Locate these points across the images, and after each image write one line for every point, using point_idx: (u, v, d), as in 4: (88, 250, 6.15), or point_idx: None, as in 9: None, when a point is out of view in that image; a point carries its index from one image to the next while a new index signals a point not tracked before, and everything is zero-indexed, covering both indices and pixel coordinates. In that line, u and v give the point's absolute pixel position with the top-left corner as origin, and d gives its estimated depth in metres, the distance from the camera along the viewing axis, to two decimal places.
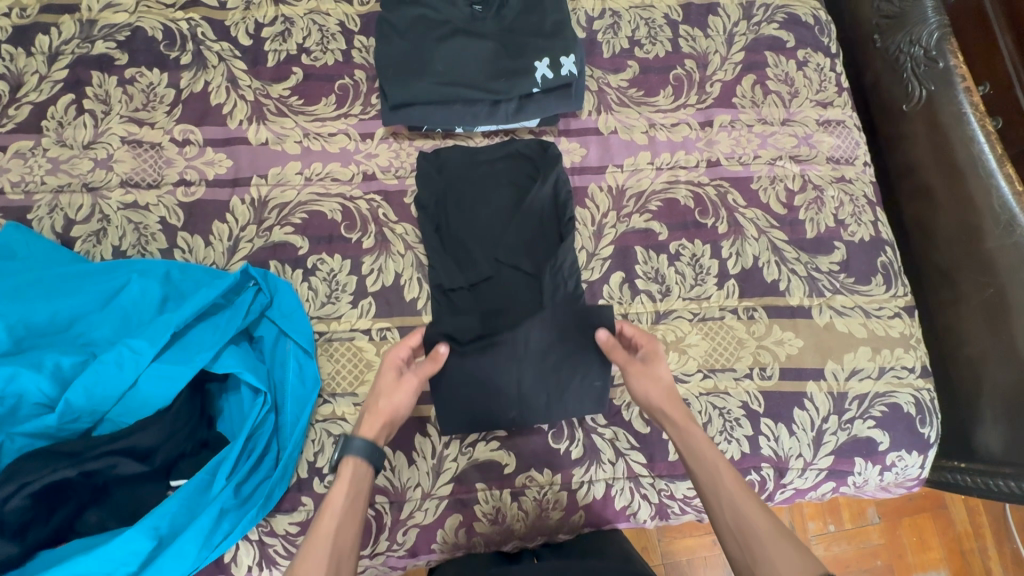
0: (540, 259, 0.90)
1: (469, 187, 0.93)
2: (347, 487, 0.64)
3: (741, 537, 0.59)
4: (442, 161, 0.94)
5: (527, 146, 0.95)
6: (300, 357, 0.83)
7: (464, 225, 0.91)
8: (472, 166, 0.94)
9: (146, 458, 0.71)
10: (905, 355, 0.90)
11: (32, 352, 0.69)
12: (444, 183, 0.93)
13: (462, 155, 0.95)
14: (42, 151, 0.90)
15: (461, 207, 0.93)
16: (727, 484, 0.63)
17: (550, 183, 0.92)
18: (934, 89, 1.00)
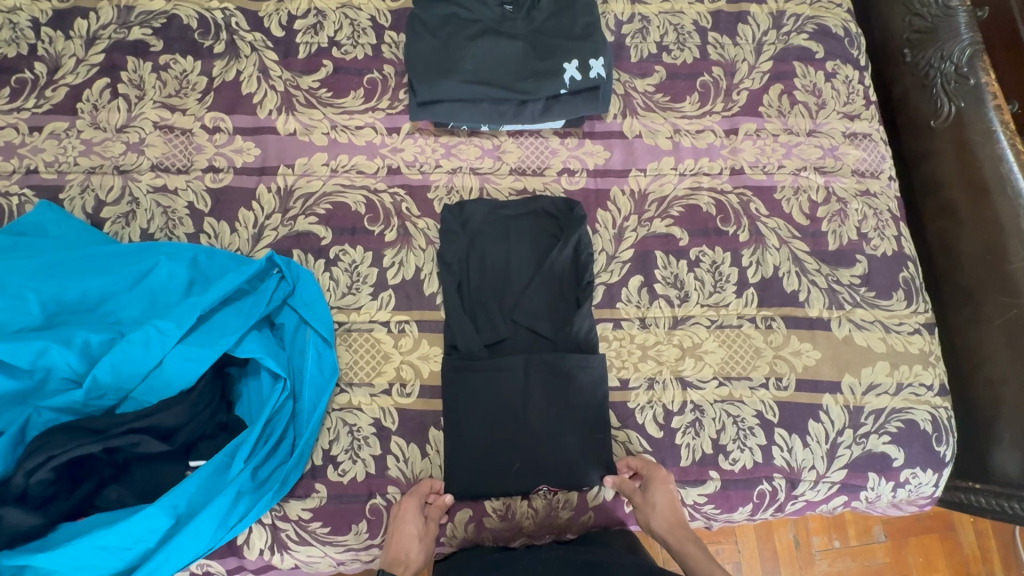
0: (558, 324, 0.89)
1: (490, 244, 0.92)
2: None
3: None
4: (466, 215, 0.92)
5: (553, 204, 0.93)
6: (319, 346, 0.84)
7: (482, 283, 0.90)
8: (496, 221, 0.93)
9: (168, 437, 0.72)
10: (924, 372, 0.90)
11: (62, 328, 0.70)
12: (467, 239, 0.91)
13: (486, 213, 0.92)
14: (76, 133, 0.92)
15: (483, 263, 0.91)
16: None
17: (572, 244, 0.90)
18: (964, 106, 0.99)
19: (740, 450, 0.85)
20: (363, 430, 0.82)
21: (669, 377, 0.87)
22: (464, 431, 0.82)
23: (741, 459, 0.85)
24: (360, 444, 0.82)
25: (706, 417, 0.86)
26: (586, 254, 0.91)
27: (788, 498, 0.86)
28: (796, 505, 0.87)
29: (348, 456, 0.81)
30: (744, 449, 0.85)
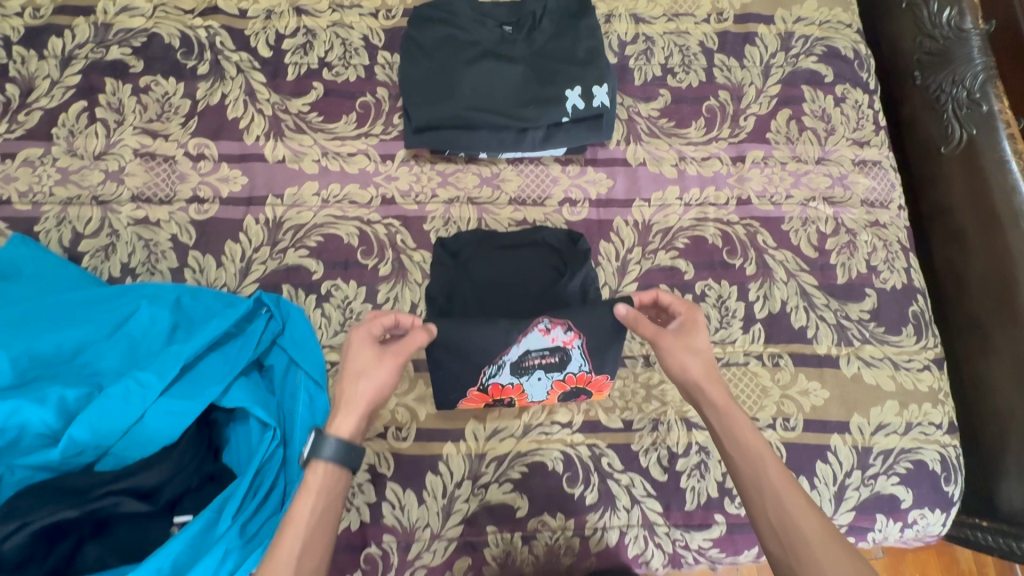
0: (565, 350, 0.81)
1: (485, 270, 0.87)
2: (313, 497, 0.63)
3: (782, 533, 0.61)
4: (458, 246, 0.88)
5: (555, 237, 0.89)
6: (311, 388, 0.79)
7: (478, 314, 0.85)
8: (491, 253, 0.88)
9: (150, 496, 0.68)
10: (933, 411, 0.88)
11: (36, 383, 0.66)
12: (459, 266, 0.87)
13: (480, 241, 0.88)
14: (51, 160, 0.87)
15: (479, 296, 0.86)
16: (779, 499, 0.63)
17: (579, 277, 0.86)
18: (976, 132, 0.96)
19: None
20: (357, 476, 0.80)
21: (674, 418, 0.85)
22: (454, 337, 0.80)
23: None
24: (355, 492, 0.80)
25: (711, 458, 0.84)
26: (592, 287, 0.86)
27: None
28: None
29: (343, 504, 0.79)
30: None
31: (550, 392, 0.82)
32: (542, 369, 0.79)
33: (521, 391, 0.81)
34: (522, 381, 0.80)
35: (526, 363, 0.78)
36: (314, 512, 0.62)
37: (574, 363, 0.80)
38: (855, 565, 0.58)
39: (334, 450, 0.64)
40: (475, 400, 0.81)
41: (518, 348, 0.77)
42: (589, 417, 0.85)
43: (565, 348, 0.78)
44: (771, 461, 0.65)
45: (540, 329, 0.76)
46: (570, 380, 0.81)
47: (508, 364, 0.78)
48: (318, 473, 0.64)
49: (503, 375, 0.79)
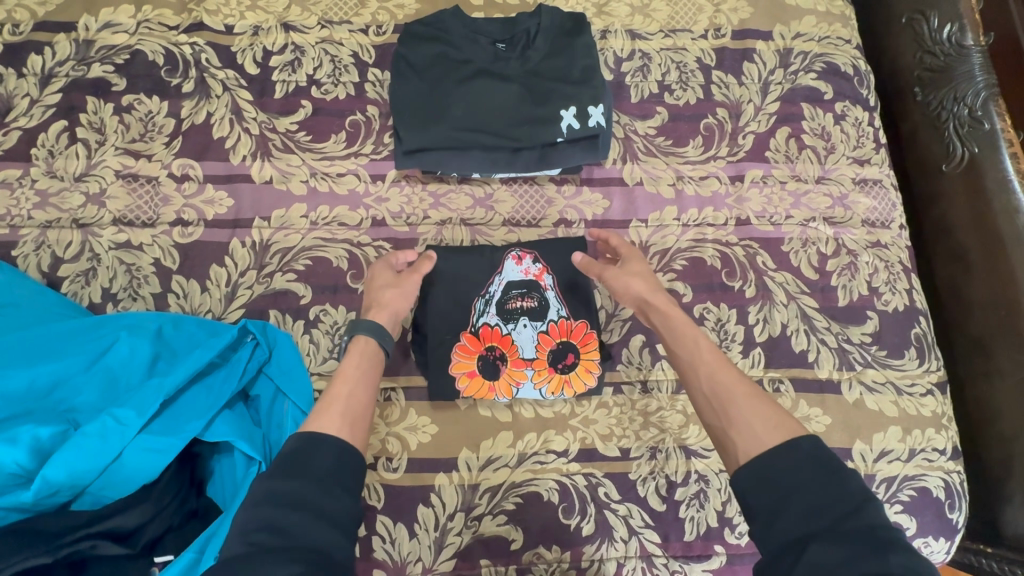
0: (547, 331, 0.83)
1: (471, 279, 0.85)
2: (358, 359, 0.66)
3: (716, 403, 0.60)
4: (450, 261, 0.85)
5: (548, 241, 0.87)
6: (299, 418, 0.76)
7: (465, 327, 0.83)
8: (483, 264, 0.85)
9: (128, 537, 0.65)
10: (936, 437, 0.86)
11: (9, 423, 0.64)
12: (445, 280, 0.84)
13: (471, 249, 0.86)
14: (30, 182, 0.84)
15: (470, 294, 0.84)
16: (712, 378, 0.61)
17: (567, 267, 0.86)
18: (977, 151, 0.95)
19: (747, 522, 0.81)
20: None
21: (673, 446, 0.83)
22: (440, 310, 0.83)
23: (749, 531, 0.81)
24: None
25: (711, 487, 0.82)
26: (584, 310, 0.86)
27: None
28: None
29: None
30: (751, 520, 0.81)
31: (537, 346, 0.83)
32: (525, 316, 0.84)
33: (510, 340, 0.83)
34: (509, 329, 0.83)
35: (509, 304, 0.84)
36: (358, 369, 0.65)
37: (553, 311, 0.84)
38: (780, 420, 0.56)
39: (372, 329, 0.69)
40: (468, 346, 0.82)
41: (500, 281, 0.85)
42: (586, 445, 0.82)
43: (541, 288, 0.85)
44: (705, 344, 0.64)
45: (514, 259, 0.85)
46: (554, 332, 0.84)
47: (494, 301, 0.84)
48: (357, 349, 0.67)
49: (491, 316, 0.84)
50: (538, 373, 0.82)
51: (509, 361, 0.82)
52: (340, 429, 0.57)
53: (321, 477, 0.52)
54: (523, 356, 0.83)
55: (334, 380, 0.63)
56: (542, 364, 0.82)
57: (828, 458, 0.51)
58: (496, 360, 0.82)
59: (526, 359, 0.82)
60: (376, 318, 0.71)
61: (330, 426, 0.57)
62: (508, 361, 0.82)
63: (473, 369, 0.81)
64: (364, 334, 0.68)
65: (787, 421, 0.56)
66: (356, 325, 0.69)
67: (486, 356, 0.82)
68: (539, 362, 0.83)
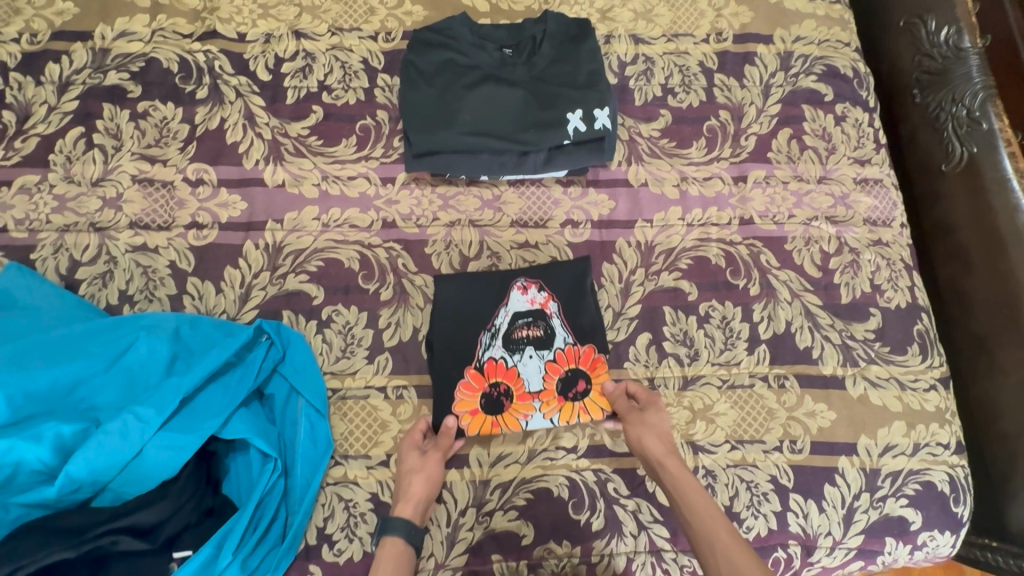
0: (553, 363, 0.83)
1: (479, 305, 0.85)
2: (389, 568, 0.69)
3: None
4: (457, 292, 0.86)
5: (554, 268, 0.88)
6: (312, 416, 0.79)
7: (471, 360, 0.83)
8: (491, 293, 0.86)
9: (149, 533, 0.66)
10: (940, 431, 0.87)
11: (33, 421, 0.65)
12: (453, 309, 0.85)
13: (480, 277, 0.86)
14: (48, 187, 0.86)
15: (474, 323, 0.85)
16: (729, 555, 0.64)
17: (569, 295, 0.87)
18: (976, 151, 0.96)
19: (754, 517, 0.82)
20: (359, 506, 0.78)
21: (680, 441, 0.84)
22: (445, 340, 0.84)
23: (756, 527, 0.81)
24: (357, 521, 0.77)
25: (718, 483, 0.83)
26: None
27: (804, 565, 0.83)
28: (812, 572, 0.84)
29: (344, 534, 0.76)
30: (758, 515, 0.82)
31: (544, 376, 0.83)
32: (531, 345, 0.84)
33: (516, 373, 0.82)
34: (515, 361, 0.83)
35: (515, 334, 0.84)
36: None
37: (559, 339, 0.85)
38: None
39: (402, 530, 0.71)
40: (473, 384, 0.81)
41: (505, 312, 0.85)
42: (594, 442, 0.83)
43: (546, 316, 0.85)
44: (720, 519, 0.68)
45: (519, 289, 0.86)
46: (561, 361, 0.84)
47: (500, 334, 0.84)
48: (388, 554, 0.70)
49: (497, 348, 0.83)
50: (547, 404, 0.82)
51: (516, 395, 0.82)
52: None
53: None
54: (530, 388, 0.82)
55: None
56: (549, 394, 0.82)
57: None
58: (501, 396, 0.81)
59: (533, 392, 0.82)
60: (404, 512, 0.73)
61: None
62: (514, 395, 0.82)
63: (477, 406, 0.81)
64: (392, 537, 0.71)
65: None
66: (385, 528, 0.71)
67: (490, 393, 0.81)
68: (547, 392, 0.82)
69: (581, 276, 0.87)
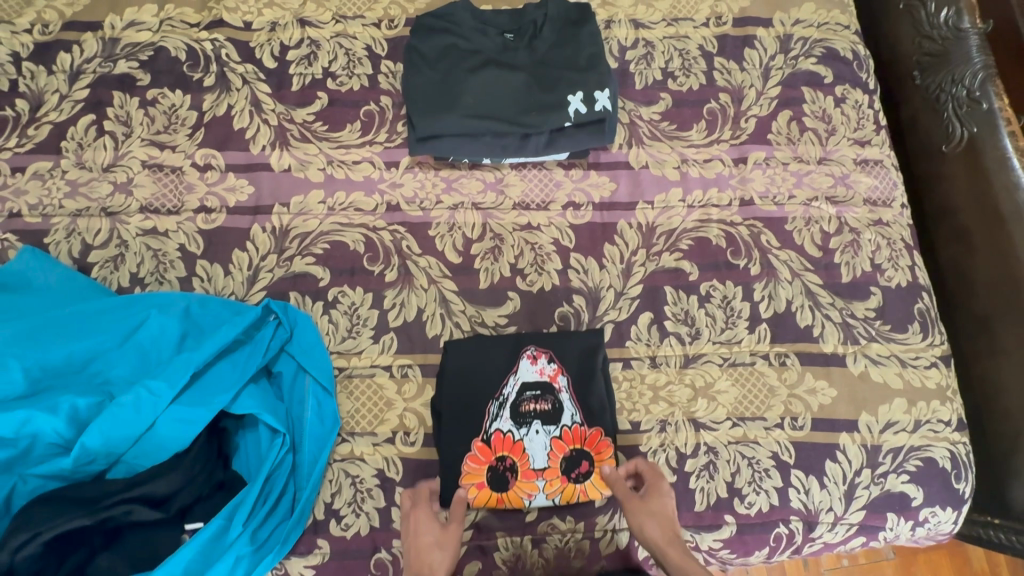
0: (558, 440, 0.80)
1: (488, 375, 0.82)
2: None
3: None
4: (468, 355, 0.83)
5: (566, 341, 0.85)
6: (319, 394, 0.81)
7: (478, 430, 0.80)
8: (501, 359, 0.83)
9: (162, 503, 0.69)
10: (941, 408, 0.88)
11: (48, 394, 0.67)
12: (463, 371, 0.82)
13: (491, 343, 0.84)
14: (61, 173, 0.88)
15: (481, 385, 0.82)
16: None
17: (580, 369, 0.84)
18: (976, 131, 0.97)
19: (756, 493, 0.83)
20: (366, 481, 0.79)
21: (682, 419, 0.85)
22: (451, 404, 0.81)
23: (757, 502, 0.82)
24: (364, 497, 0.78)
25: (720, 459, 0.83)
26: (592, 289, 0.89)
27: (806, 541, 0.83)
28: (814, 547, 0.85)
29: (351, 509, 0.78)
30: (760, 491, 0.83)
31: (550, 454, 0.80)
32: (538, 420, 0.80)
33: (522, 448, 0.79)
34: (521, 435, 0.80)
35: (523, 407, 0.81)
36: None
37: (567, 415, 0.81)
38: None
39: None
40: (479, 457, 0.78)
41: (514, 382, 0.82)
42: None
43: (555, 389, 0.82)
44: None
45: (529, 358, 0.83)
46: (567, 439, 0.80)
47: (508, 404, 0.81)
48: None
49: (504, 420, 0.80)
50: (549, 484, 0.79)
51: (520, 471, 0.79)
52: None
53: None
54: (535, 466, 0.79)
55: None
56: (554, 473, 0.79)
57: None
58: (506, 471, 0.79)
59: (537, 470, 0.79)
60: None
61: None
62: (519, 472, 0.79)
63: (482, 480, 0.78)
64: None
65: None
66: None
67: (496, 467, 0.78)
68: (551, 471, 0.79)
69: (592, 344, 0.85)
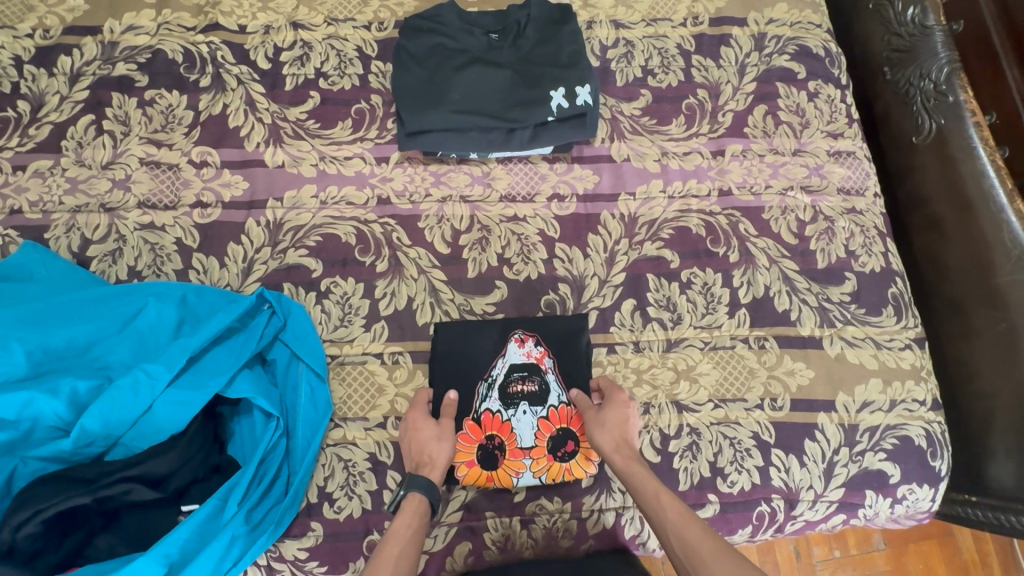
0: (546, 419, 0.83)
1: (477, 358, 0.86)
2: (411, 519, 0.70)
3: (687, 561, 0.65)
4: (457, 340, 0.87)
5: (552, 324, 0.88)
6: (313, 380, 0.83)
7: (469, 411, 0.84)
8: (489, 344, 0.87)
9: (160, 484, 0.71)
10: (916, 388, 0.90)
11: (49, 377, 0.70)
12: (453, 355, 0.86)
13: (479, 327, 0.87)
14: (61, 171, 0.91)
15: (470, 367, 0.86)
16: (680, 532, 0.67)
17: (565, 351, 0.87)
18: (944, 123, 1.00)
19: (738, 472, 0.85)
20: (358, 465, 0.81)
21: (665, 401, 0.87)
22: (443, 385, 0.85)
23: (740, 481, 0.85)
24: (356, 480, 0.80)
25: (702, 439, 0.86)
26: (577, 277, 0.92)
27: (788, 519, 0.86)
28: (796, 526, 0.87)
29: (344, 492, 0.80)
30: (742, 470, 0.85)
31: (537, 434, 0.83)
32: (525, 401, 0.84)
33: (510, 427, 0.82)
34: (509, 416, 0.83)
35: (511, 388, 0.84)
36: (411, 528, 0.69)
37: (553, 396, 0.85)
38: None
39: (426, 489, 0.72)
40: (471, 435, 0.82)
41: (502, 364, 0.85)
42: None
43: (541, 371, 0.85)
44: (667, 499, 0.70)
45: (516, 342, 0.86)
46: (554, 419, 0.83)
47: (496, 385, 0.84)
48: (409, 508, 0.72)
49: (493, 401, 0.83)
50: (537, 463, 0.82)
51: (508, 450, 0.82)
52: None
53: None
54: (523, 445, 0.82)
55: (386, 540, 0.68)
56: (541, 452, 0.82)
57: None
58: (495, 450, 0.81)
59: (525, 448, 0.82)
60: (428, 474, 0.74)
61: None
62: (507, 451, 0.82)
63: (473, 458, 0.81)
64: (417, 493, 0.72)
65: (744, 562, 0.62)
66: (411, 482, 0.72)
67: (486, 446, 0.82)
68: (538, 450, 0.82)
69: (576, 328, 0.88)
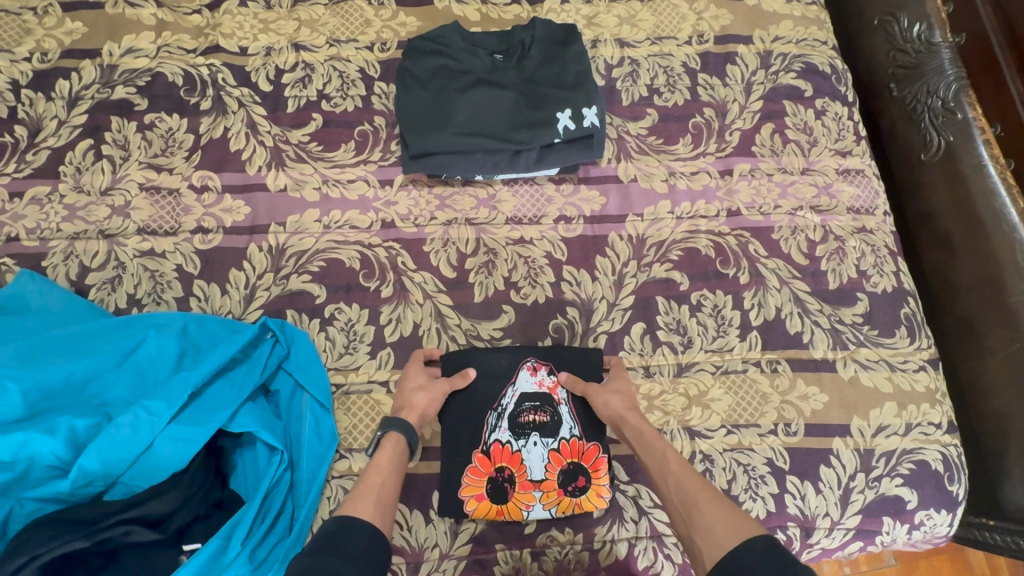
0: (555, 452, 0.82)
1: (484, 385, 0.85)
2: (391, 452, 0.72)
3: (683, 507, 0.65)
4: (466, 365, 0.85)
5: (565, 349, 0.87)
6: (317, 411, 0.82)
7: (478, 443, 0.82)
8: (497, 371, 0.85)
9: (160, 524, 0.69)
10: (931, 411, 0.89)
11: (47, 416, 0.68)
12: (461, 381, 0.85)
13: (486, 353, 0.86)
14: (59, 197, 0.89)
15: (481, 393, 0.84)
16: (678, 481, 0.67)
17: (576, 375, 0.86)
18: (953, 140, 1.00)
19: (752, 500, 0.83)
20: None
21: (677, 427, 0.85)
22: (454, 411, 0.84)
23: (754, 509, 0.83)
24: None
25: (716, 466, 0.84)
26: (585, 301, 0.91)
27: (804, 547, 0.84)
28: (812, 553, 0.85)
29: None
30: (756, 498, 0.83)
31: (547, 467, 0.82)
32: (536, 431, 0.83)
33: (520, 459, 0.82)
34: (519, 447, 0.82)
35: (522, 418, 0.83)
36: (391, 462, 0.71)
37: (565, 428, 0.84)
38: (741, 520, 0.59)
39: (404, 428, 0.74)
40: (478, 469, 0.81)
41: (513, 393, 0.84)
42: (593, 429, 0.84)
43: (554, 401, 0.84)
44: (671, 453, 0.71)
45: (528, 370, 0.85)
46: (565, 452, 0.82)
47: (506, 415, 0.83)
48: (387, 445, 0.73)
49: (503, 431, 0.83)
50: (546, 496, 0.81)
51: (518, 483, 0.81)
52: (371, 515, 0.62)
53: (359, 558, 0.56)
54: (533, 477, 0.81)
55: (367, 472, 0.69)
56: (551, 485, 0.81)
57: (779, 548, 0.54)
58: (504, 483, 0.80)
59: (535, 481, 0.81)
60: (407, 417, 0.77)
61: (363, 511, 0.62)
62: (517, 483, 0.81)
63: (481, 492, 0.80)
64: (396, 432, 0.74)
65: (737, 509, 0.61)
66: (389, 422, 0.74)
67: (495, 479, 0.81)
68: (548, 484, 0.81)
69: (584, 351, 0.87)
